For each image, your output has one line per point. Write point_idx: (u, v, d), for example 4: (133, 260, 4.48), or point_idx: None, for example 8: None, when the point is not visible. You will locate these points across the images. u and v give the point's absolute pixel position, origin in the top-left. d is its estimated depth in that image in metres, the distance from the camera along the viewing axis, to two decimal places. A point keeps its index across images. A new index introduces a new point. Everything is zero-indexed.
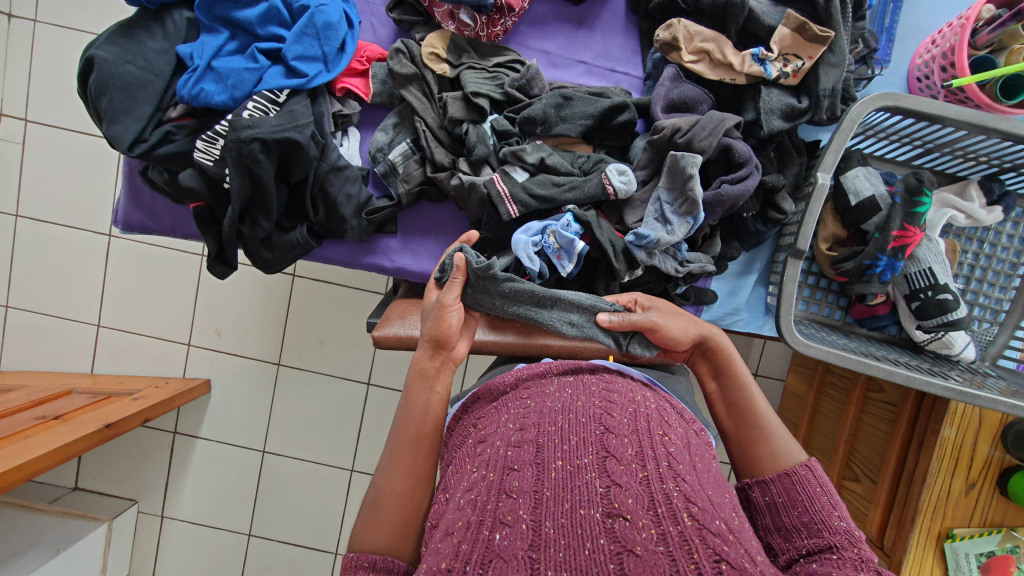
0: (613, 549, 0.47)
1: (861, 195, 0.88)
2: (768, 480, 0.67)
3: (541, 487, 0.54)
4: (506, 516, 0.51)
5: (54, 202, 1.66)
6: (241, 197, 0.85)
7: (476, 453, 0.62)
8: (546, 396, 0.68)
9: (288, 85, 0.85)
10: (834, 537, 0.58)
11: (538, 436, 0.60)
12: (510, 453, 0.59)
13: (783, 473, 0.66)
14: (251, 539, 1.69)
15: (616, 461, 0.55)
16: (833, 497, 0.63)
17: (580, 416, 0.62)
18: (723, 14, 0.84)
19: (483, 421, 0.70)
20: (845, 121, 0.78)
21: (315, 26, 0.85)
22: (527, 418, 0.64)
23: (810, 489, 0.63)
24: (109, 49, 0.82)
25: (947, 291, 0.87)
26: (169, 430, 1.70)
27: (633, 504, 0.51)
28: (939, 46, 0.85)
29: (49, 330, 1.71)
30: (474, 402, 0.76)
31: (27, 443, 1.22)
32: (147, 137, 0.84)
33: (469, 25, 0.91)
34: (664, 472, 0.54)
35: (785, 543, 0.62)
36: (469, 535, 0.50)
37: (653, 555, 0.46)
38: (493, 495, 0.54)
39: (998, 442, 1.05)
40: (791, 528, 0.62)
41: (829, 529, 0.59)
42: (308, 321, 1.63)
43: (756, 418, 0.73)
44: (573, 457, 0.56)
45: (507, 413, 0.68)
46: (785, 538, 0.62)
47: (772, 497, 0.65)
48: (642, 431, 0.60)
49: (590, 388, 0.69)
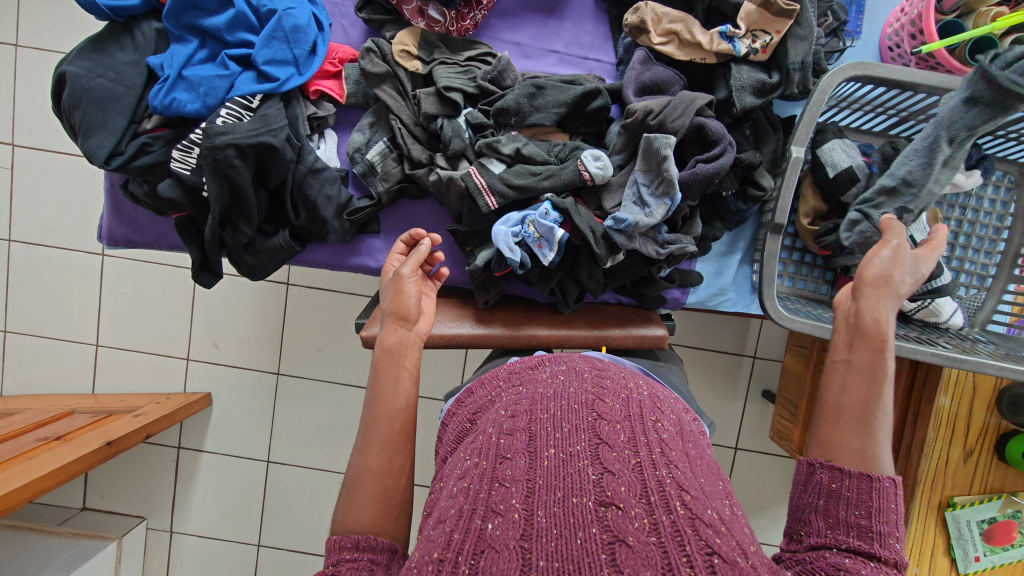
0: (604, 538, 0.47)
1: (839, 167, 0.87)
2: (843, 469, 0.59)
3: (533, 475, 0.54)
4: (498, 505, 0.51)
5: (45, 224, 1.66)
6: (220, 204, 0.86)
7: (469, 443, 0.62)
8: (538, 383, 0.68)
9: (260, 89, 0.85)
10: (884, 552, 0.53)
11: (531, 423, 0.60)
12: (503, 441, 0.58)
13: (863, 473, 0.58)
14: (261, 549, 1.69)
15: (609, 448, 0.55)
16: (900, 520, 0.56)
17: (573, 402, 0.62)
18: None
19: (481, 413, 0.70)
20: (815, 94, 0.78)
21: (284, 30, 0.86)
22: (518, 405, 0.64)
23: (885, 503, 0.56)
24: (80, 64, 0.82)
25: (930, 257, 0.86)
26: (173, 445, 1.71)
27: (625, 493, 0.51)
28: (908, 13, 0.85)
29: (48, 352, 1.72)
30: (467, 396, 0.77)
31: (30, 463, 1.23)
32: (123, 150, 0.85)
33: (440, 21, 0.91)
34: (656, 459, 0.55)
35: (821, 528, 0.57)
36: (461, 524, 0.49)
37: (645, 546, 0.46)
38: (486, 483, 0.53)
39: (994, 408, 1.05)
40: (841, 522, 0.56)
41: (883, 543, 0.54)
42: (304, 328, 1.64)
43: (867, 419, 0.63)
44: (566, 444, 0.56)
45: (501, 401, 0.68)
46: (825, 525, 0.57)
47: (839, 485, 0.58)
48: (634, 417, 0.61)
49: (582, 374, 0.69)
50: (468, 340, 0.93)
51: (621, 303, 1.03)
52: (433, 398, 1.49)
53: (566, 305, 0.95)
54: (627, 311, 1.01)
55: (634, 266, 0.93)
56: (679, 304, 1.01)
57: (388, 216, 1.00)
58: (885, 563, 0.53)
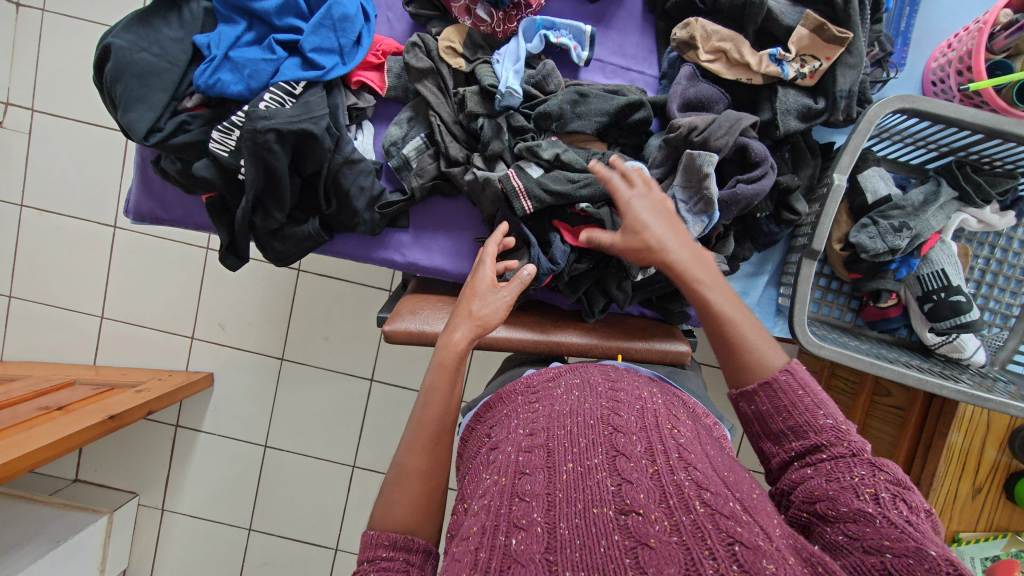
0: (627, 543, 0.47)
1: (878, 194, 0.88)
2: (749, 391, 0.64)
3: (553, 489, 0.54)
4: (521, 519, 0.51)
5: (60, 192, 1.65)
6: (255, 187, 0.85)
7: (490, 461, 0.63)
8: (554, 400, 0.68)
9: (305, 76, 0.85)
10: (821, 437, 0.58)
11: (548, 439, 0.60)
12: (521, 459, 0.58)
13: (764, 383, 0.63)
14: (252, 534, 1.68)
15: (626, 459, 0.55)
16: (817, 394, 0.61)
17: (588, 418, 0.62)
18: (741, 14, 0.83)
19: (496, 429, 0.72)
20: (862, 121, 0.78)
21: (333, 18, 0.85)
22: (536, 423, 0.64)
23: (795, 395, 0.61)
24: (125, 37, 0.81)
25: (960, 293, 0.87)
26: (171, 424, 1.70)
27: (645, 499, 0.51)
28: (956, 49, 0.85)
29: (51, 320, 1.71)
30: (486, 413, 0.79)
31: (30, 433, 1.22)
32: (162, 126, 0.84)
33: (486, 21, 0.90)
34: (675, 464, 0.55)
35: (773, 447, 0.62)
36: (486, 542, 0.49)
37: (666, 546, 0.46)
38: (507, 498, 0.53)
39: (1005, 447, 1.05)
40: (780, 435, 0.61)
41: (815, 430, 0.59)
42: (314, 315, 1.63)
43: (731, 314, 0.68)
44: (583, 457, 0.56)
45: (517, 418, 0.69)
46: (774, 444, 0.62)
47: (758, 407, 0.63)
48: (650, 426, 0.61)
49: (597, 389, 0.69)
50: (493, 343, 0.93)
51: (644, 315, 1.05)
52: None
53: (592, 313, 0.97)
54: (651, 325, 1.01)
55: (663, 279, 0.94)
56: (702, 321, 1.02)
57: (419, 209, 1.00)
58: (829, 445, 0.58)
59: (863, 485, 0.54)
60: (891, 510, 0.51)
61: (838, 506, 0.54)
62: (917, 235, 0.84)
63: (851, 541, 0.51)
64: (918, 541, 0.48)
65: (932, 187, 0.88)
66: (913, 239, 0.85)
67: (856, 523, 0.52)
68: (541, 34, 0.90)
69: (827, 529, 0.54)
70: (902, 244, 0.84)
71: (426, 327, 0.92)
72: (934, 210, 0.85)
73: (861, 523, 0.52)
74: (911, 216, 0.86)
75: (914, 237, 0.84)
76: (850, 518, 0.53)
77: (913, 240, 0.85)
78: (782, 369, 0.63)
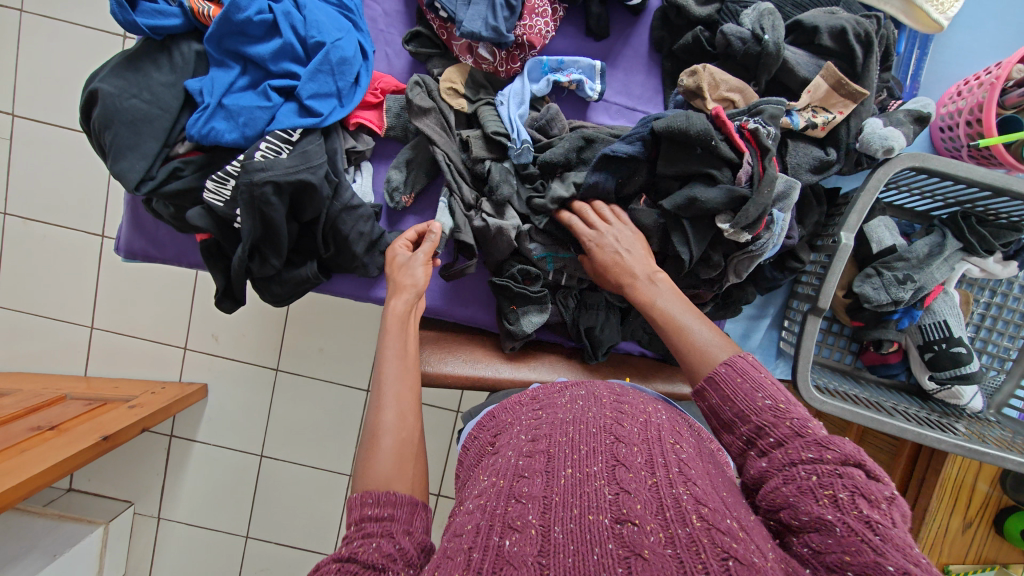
0: (621, 553, 0.46)
1: (883, 244, 0.89)
2: (700, 388, 0.62)
3: (549, 492, 0.53)
4: (516, 520, 0.50)
5: (44, 201, 1.61)
6: (252, 237, 0.82)
7: (490, 463, 0.62)
8: (558, 407, 0.67)
9: (302, 123, 0.82)
10: (765, 421, 0.55)
11: (548, 445, 0.59)
12: (522, 462, 0.57)
13: (706, 379, 0.62)
14: (249, 541, 1.67)
15: (625, 469, 0.54)
16: (761, 379, 0.58)
17: (591, 426, 0.60)
18: (756, 62, 0.80)
19: (500, 436, 0.69)
20: (871, 179, 0.78)
21: (330, 63, 0.82)
22: (539, 430, 0.63)
23: (734, 384, 0.59)
24: (113, 82, 0.78)
25: (961, 344, 0.88)
26: (165, 434, 1.68)
27: (642, 510, 0.49)
28: (965, 100, 0.84)
29: (40, 330, 1.67)
30: (489, 420, 0.75)
31: (25, 457, 1.19)
32: (154, 174, 0.82)
33: (488, 59, 0.87)
34: (673, 477, 0.53)
35: (730, 439, 0.59)
36: (479, 541, 0.48)
37: (661, 559, 0.45)
38: (502, 499, 0.53)
39: (997, 483, 1.07)
40: (730, 424, 0.59)
41: (758, 417, 0.56)
42: (308, 328, 1.61)
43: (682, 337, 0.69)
44: (583, 463, 0.55)
45: (519, 425, 0.67)
46: (729, 437, 0.59)
47: (708, 402, 0.61)
48: (652, 439, 0.59)
49: (601, 400, 0.67)
50: (495, 384, 0.93)
51: (644, 355, 1.04)
52: (435, 409, 1.46)
53: (595, 355, 0.95)
54: (653, 366, 1.01)
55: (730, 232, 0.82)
56: None
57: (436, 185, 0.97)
58: (775, 429, 0.55)
59: (820, 487, 0.49)
60: (846, 512, 0.46)
61: (794, 511, 0.49)
62: (921, 288, 0.85)
63: (816, 555, 0.47)
64: (877, 549, 0.44)
65: (937, 238, 0.88)
66: (916, 291, 0.85)
67: (818, 534, 0.47)
68: (549, 78, 0.88)
69: (795, 541, 0.50)
70: (906, 297, 0.84)
71: (426, 368, 0.92)
72: (938, 263, 0.85)
73: (819, 532, 0.47)
74: (914, 270, 0.86)
75: (915, 291, 0.85)
76: (811, 529, 0.48)
77: (914, 295, 0.85)
78: (723, 361, 0.62)
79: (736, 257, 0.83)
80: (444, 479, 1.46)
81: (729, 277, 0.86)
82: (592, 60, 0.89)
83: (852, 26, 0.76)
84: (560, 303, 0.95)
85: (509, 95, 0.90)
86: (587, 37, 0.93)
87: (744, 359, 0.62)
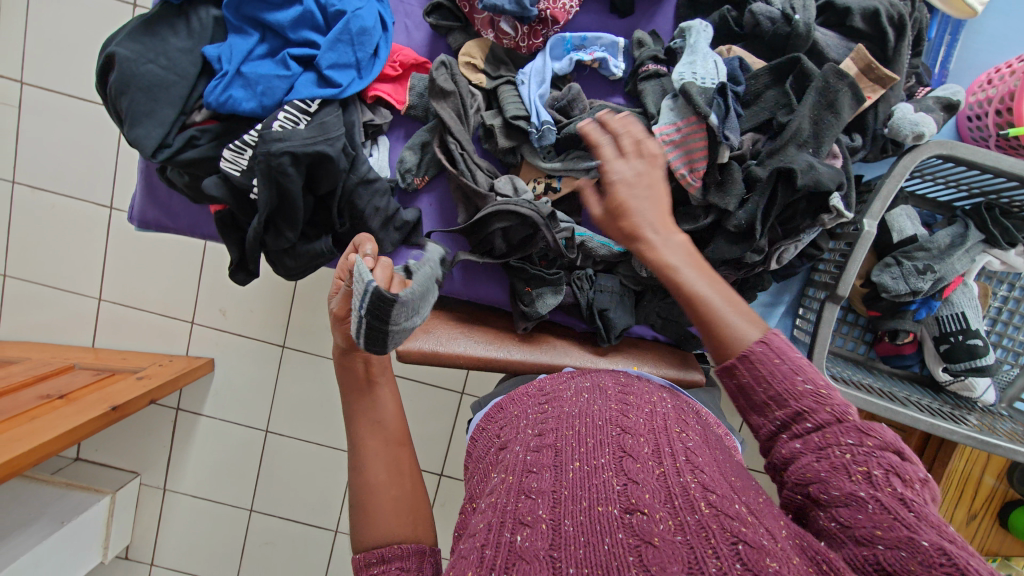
0: (631, 542, 0.46)
1: (904, 234, 0.88)
2: (728, 364, 0.59)
3: (558, 487, 0.52)
4: (526, 516, 0.50)
5: (53, 170, 1.60)
6: (267, 207, 0.81)
7: (497, 460, 0.61)
8: (564, 401, 0.67)
9: (320, 94, 0.81)
10: (799, 404, 0.54)
11: (555, 439, 0.59)
12: (530, 457, 0.57)
13: (739, 358, 0.58)
14: (253, 515, 1.69)
15: (632, 460, 0.54)
16: (797, 359, 0.57)
17: (596, 419, 0.61)
18: (785, 43, 0.79)
19: (505, 428, 0.68)
20: (898, 166, 0.76)
21: (350, 32, 0.81)
22: (545, 424, 0.63)
23: (770, 365, 0.57)
24: (130, 47, 0.77)
25: (978, 336, 0.87)
26: (172, 407, 1.69)
27: (650, 499, 0.49)
28: (995, 88, 0.82)
29: (49, 300, 1.68)
30: (497, 413, 0.74)
31: (35, 425, 1.20)
32: (170, 142, 0.80)
33: (510, 34, 0.86)
34: (681, 467, 0.53)
35: (759, 418, 0.58)
36: (491, 540, 0.48)
37: (671, 545, 0.45)
38: (513, 496, 0.52)
39: (1004, 477, 1.07)
40: (759, 405, 0.57)
41: (795, 397, 0.55)
42: (315, 305, 1.60)
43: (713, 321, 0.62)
44: (590, 457, 0.55)
45: (526, 419, 0.66)
46: (761, 415, 0.57)
47: (735, 380, 0.59)
48: (658, 429, 0.59)
49: (607, 392, 0.67)
50: (507, 365, 0.92)
51: (657, 340, 1.04)
52: (441, 388, 1.45)
53: (607, 338, 0.94)
54: (664, 350, 1.01)
55: (800, 215, 0.79)
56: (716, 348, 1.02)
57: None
58: (811, 413, 0.54)
59: (855, 464, 0.49)
60: (883, 491, 0.47)
61: (830, 492, 0.49)
62: (941, 278, 0.83)
63: (843, 529, 0.47)
64: (906, 522, 0.44)
65: (959, 229, 0.87)
66: (936, 282, 0.84)
67: (847, 508, 0.48)
68: (571, 56, 0.87)
69: (821, 515, 0.50)
70: (925, 287, 0.83)
71: (440, 348, 0.90)
72: (960, 254, 0.84)
73: (850, 507, 0.47)
74: (933, 261, 0.84)
75: (934, 280, 0.83)
76: (841, 502, 0.48)
77: (934, 285, 0.84)
78: (759, 340, 0.59)
79: (781, 245, 0.82)
80: (446, 458, 1.47)
81: (767, 264, 0.84)
82: (615, 38, 0.88)
83: (885, 8, 0.75)
84: (575, 284, 0.95)
85: (529, 74, 0.89)
86: (611, 14, 0.91)
87: (778, 337, 0.59)
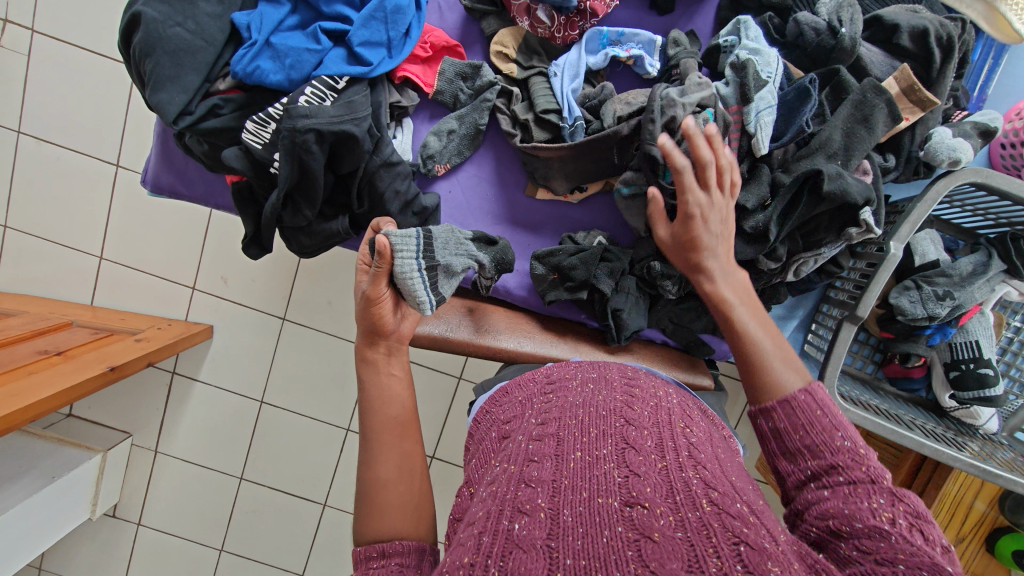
0: (630, 535, 0.44)
1: (926, 258, 0.88)
2: (769, 407, 0.57)
3: (559, 476, 0.50)
4: (525, 504, 0.47)
5: (61, 122, 1.56)
6: (287, 183, 0.80)
7: (500, 449, 0.59)
8: (568, 391, 0.63)
9: (349, 71, 0.80)
10: (837, 458, 0.52)
11: (558, 429, 0.56)
12: (532, 447, 0.55)
13: (782, 401, 0.56)
14: (242, 483, 1.68)
15: (635, 453, 0.52)
16: (838, 418, 0.54)
17: (600, 409, 0.58)
18: (828, 56, 0.77)
19: (510, 413, 0.66)
20: (930, 190, 0.75)
21: (385, 10, 0.80)
22: (549, 413, 0.60)
23: (812, 413, 0.55)
24: (157, 7, 0.74)
25: (990, 366, 0.88)
26: (168, 370, 1.68)
27: (651, 493, 0.47)
28: None
29: (49, 254, 1.65)
30: (502, 397, 0.71)
31: (32, 380, 1.19)
32: (192, 110, 0.79)
33: (545, 24, 0.84)
34: (684, 462, 0.51)
35: (789, 466, 0.55)
36: (490, 526, 0.45)
37: (671, 541, 0.43)
38: (512, 485, 0.50)
39: (995, 504, 1.09)
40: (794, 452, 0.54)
41: (832, 450, 0.52)
42: (320, 280, 1.59)
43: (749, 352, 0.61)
44: (592, 448, 0.53)
45: (530, 410, 0.63)
46: (790, 463, 0.55)
47: (775, 425, 0.56)
48: (663, 423, 0.56)
49: (612, 383, 0.64)
50: (512, 356, 0.91)
51: (666, 343, 1.03)
52: (441, 373, 1.45)
53: (617, 338, 0.93)
54: (673, 356, 1.00)
55: (824, 230, 0.79)
56: (725, 356, 1.02)
57: (475, 157, 0.95)
58: (847, 467, 0.51)
59: (880, 509, 0.47)
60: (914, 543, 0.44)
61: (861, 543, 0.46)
62: (958, 305, 0.83)
63: (864, 555, 0.45)
64: (935, 556, 0.43)
65: (982, 257, 0.87)
66: (954, 309, 0.83)
67: (869, 539, 0.46)
68: (607, 51, 0.85)
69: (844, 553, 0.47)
70: (942, 313, 0.83)
71: (448, 335, 0.91)
72: (980, 283, 0.84)
73: (874, 537, 0.46)
74: (952, 287, 0.84)
75: (952, 306, 0.83)
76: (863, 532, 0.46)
77: (953, 310, 0.83)
78: (801, 389, 0.57)
79: (800, 256, 0.82)
80: (441, 441, 1.47)
81: (784, 275, 0.85)
82: (653, 35, 0.86)
83: (934, 28, 0.73)
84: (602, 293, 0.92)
85: (563, 67, 0.87)
86: (650, 12, 0.90)
87: (820, 391, 0.57)
